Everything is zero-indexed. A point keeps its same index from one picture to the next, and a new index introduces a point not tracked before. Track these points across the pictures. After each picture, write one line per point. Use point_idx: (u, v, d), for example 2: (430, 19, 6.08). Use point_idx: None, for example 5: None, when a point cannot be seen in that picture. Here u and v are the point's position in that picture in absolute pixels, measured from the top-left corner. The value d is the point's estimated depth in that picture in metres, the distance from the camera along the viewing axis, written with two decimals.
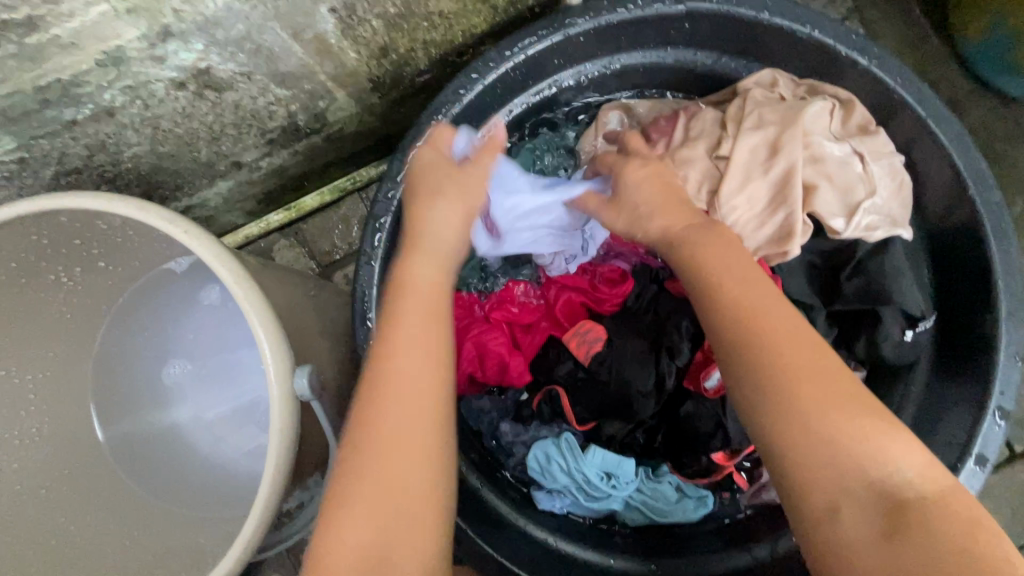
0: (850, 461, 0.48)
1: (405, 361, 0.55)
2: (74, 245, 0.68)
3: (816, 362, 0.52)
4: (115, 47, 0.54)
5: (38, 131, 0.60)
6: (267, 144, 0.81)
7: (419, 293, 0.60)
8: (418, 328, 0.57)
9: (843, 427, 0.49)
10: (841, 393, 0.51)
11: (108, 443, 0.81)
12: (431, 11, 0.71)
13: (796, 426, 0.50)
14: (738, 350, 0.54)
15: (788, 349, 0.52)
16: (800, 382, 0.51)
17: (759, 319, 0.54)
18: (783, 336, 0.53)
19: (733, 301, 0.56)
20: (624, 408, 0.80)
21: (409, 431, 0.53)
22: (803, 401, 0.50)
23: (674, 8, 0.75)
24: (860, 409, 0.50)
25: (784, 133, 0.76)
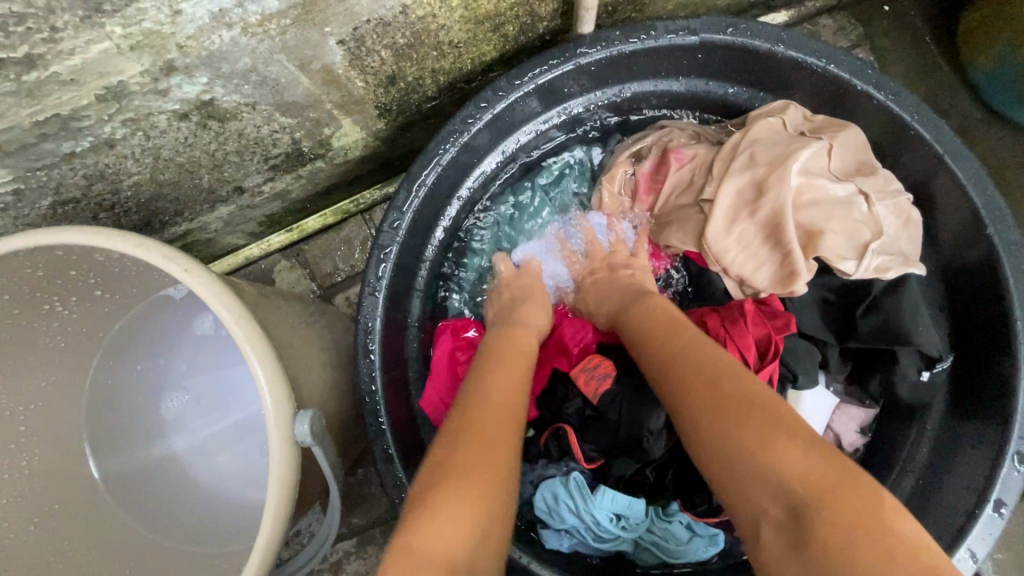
0: (751, 474, 0.47)
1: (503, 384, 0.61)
2: (70, 276, 0.66)
3: (720, 379, 0.54)
4: (116, 82, 0.52)
5: (35, 163, 0.58)
6: (270, 170, 0.79)
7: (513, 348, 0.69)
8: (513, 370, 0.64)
9: (739, 437, 0.49)
10: (743, 403, 0.50)
11: (103, 481, 0.79)
12: (441, 41, 0.69)
13: (699, 444, 0.52)
14: (670, 383, 0.59)
15: (696, 374, 0.56)
16: (699, 402, 0.53)
17: (677, 354, 0.60)
18: (694, 364, 0.58)
19: (659, 343, 0.64)
20: (635, 449, 0.76)
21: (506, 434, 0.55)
22: (701, 421, 0.52)
23: (688, 40, 0.73)
24: (761, 422, 0.48)
25: (771, 175, 0.75)
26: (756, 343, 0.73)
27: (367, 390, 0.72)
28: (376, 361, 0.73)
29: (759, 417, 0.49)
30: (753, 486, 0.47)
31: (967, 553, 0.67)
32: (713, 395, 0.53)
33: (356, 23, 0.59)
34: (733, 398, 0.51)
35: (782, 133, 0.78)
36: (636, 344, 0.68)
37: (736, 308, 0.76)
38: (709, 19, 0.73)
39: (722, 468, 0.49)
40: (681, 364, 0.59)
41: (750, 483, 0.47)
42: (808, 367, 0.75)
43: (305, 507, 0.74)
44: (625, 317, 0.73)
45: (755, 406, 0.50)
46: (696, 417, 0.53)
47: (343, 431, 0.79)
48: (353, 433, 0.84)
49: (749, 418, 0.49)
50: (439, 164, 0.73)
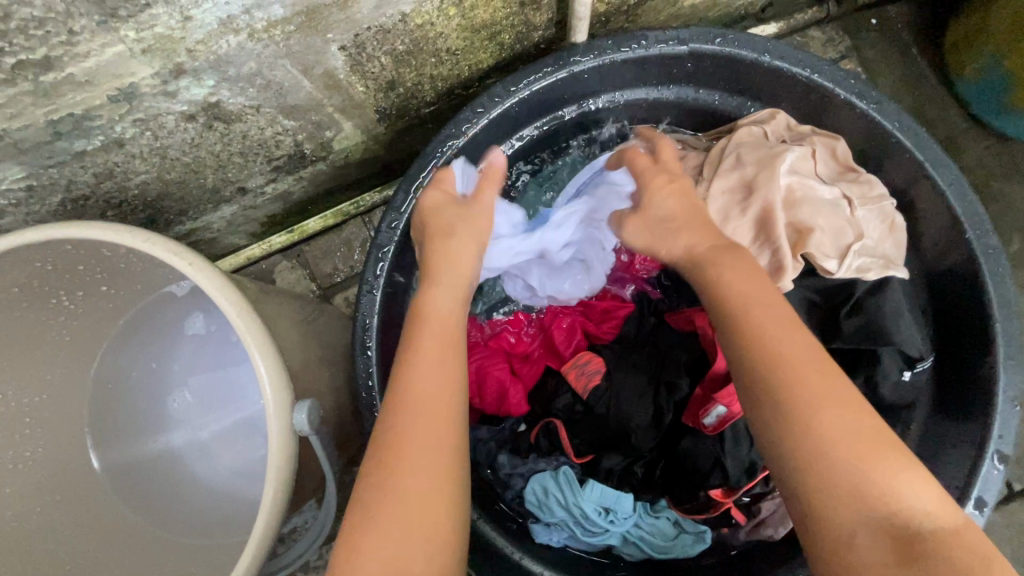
0: (871, 493, 0.47)
1: (431, 378, 0.57)
2: (77, 271, 0.68)
3: (848, 433, 0.49)
4: (128, 84, 0.55)
5: (47, 161, 0.60)
6: (273, 171, 0.82)
7: (441, 325, 0.62)
8: (442, 356, 0.59)
9: (867, 474, 0.47)
10: (856, 429, 0.49)
11: (103, 471, 0.81)
12: (439, 49, 0.72)
13: (809, 467, 0.49)
14: (787, 382, 0.51)
15: (807, 379, 0.51)
16: (817, 427, 0.49)
17: (782, 353, 0.53)
18: (806, 369, 0.52)
19: (761, 325, 0.56)
20: (622, 441, 0.80)
21: (434, 446, 0.54)
22: (818, 439, 0.49)
23: (677, 49, 0.76)
24: (888, 453, 0.49)
25: (759, 175, 0.78)
26: None
27: (364, 385, 0.74)
28: (372, 357, 0.75)
29: (881, 438, 0.50)
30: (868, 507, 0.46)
31: None
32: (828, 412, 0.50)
33: (358, 30, 0.62)
34: (855, 417, 0.50)
35: (763, 140, 0.81)
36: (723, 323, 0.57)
37: None
38: (698, 29, 0.75)
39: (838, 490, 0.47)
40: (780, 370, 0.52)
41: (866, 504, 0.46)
42: None
43: (301, 499, 0.76)
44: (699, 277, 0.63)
45: (880, 430, 0.50)
46: (806, 423, 0.50)
47: (340, 426, 0.81)
48: (349, 429, 0.86)
49: (873, 439, 0.49)
50: (437, 166, 0.76)
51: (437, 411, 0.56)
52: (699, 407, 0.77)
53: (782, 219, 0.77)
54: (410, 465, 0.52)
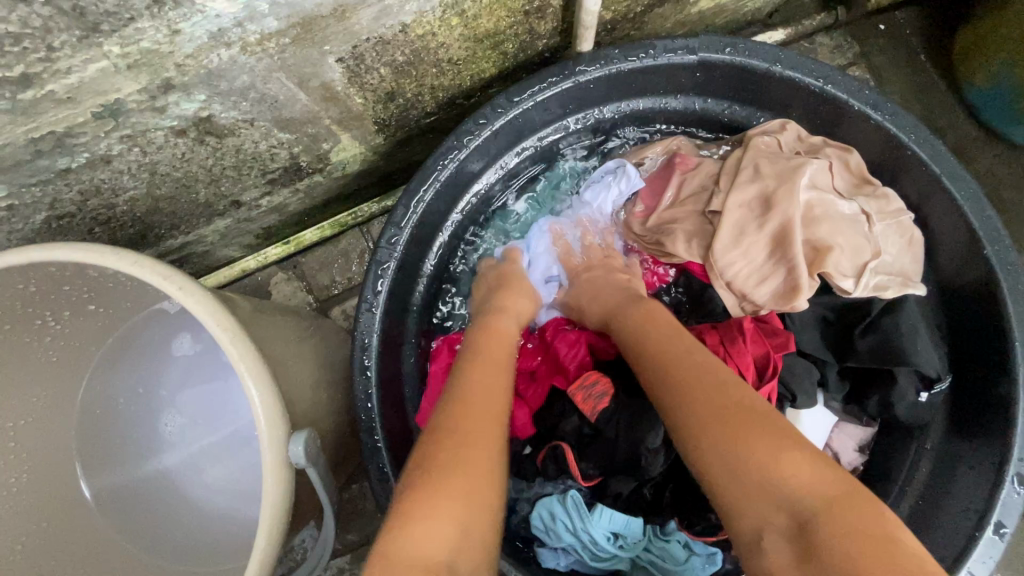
0: (752, 469, 0.48)
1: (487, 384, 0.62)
2: (63, 292, 0.65)
3: (739, 414, 0.52)
4: (113, 100, 0.52)
5: (30, 180, 0.57)
6: (267, 184, 0.79)
7: (495, 349, 0.69)
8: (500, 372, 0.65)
9: (754, 460, 0.49)
10: (744, 419, 0.51)
11: (94, 499, 0.78)
12: (440, 59, 0.70)
13: (702, 458, 0.52)
14: (682, 378, 0.58)
15: (695, 386, 0.56)
16: (700, 422, 0.53)
17: (666, 369, 0.60)
18: (693, 375, 0.58)
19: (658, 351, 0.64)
20: (633, 467, 0.75)
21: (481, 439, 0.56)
22: (700, 436, 0.53)
23: (686, 59, 0.74)
24: (772, 433, 0.50)
25: (780, 189, 0.75)
26: (754, 363, 0.73)
27: (363, 407, 0.71)
28: (372, 378, 0.72)
29: (770, 421, 0.51)
30: (751, 487, 0.48)
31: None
32: (720, 401, 0.54)
33: (356, 41, 0.59)
34: (744, 405, 0.53)
35: (779, 152, 0.78)
36: (639, 344, 0.67)
37: (735, 326, 0.76)
38: (707, 38, 0.73)
39: (725, 470, 0.50)
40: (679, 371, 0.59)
41: (750, 485, 0.48)
42: (806, 386, 0.75)
43: (299, 526, 0.73)
44: (623, 318, 0.72)
45: (767, 414, 0.52)
46: (706, 411, 0.53)
47: (339, 448, 0.79)
48: (348, 449, 0.83)
49: (759, 421, 0.51)
50: (438, 180, 0.73)
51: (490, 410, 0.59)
52: None
53: (801, 236, 0.74)
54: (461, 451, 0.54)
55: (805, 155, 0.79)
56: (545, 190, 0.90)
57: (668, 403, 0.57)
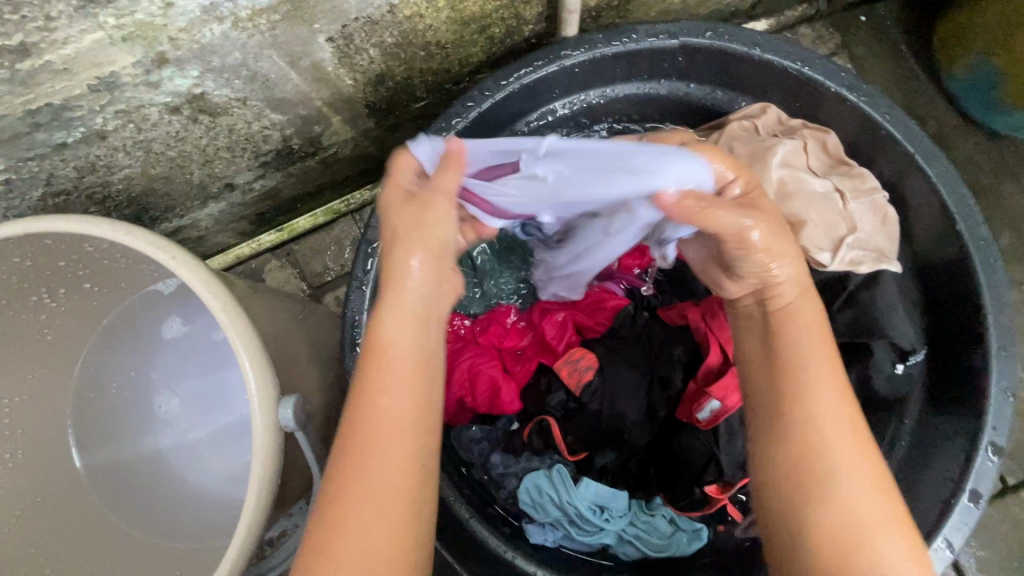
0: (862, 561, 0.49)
1: (388, 438, 0.50)
2: (59, 267, 0.67)
3: (866, 495, 0.51)
4: (109, 73, 0.54)
5: (28, 153, 0.59)
6: (260, 167, 0.81)
7: (398, 362, 0.52)
8: (404, 398, 0.51)
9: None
10: (904, 556, 0.49)
11: (85, 471, 0.80)
12: (429, 42, 0.72)
13: (826, 559, 0.49)
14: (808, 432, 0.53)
15: (856, 490, 0.50)
16: (838, 510, 0.50)
17: (818, 448, 0.52)
18: (855, 476, 0.51)
19: (821, 409, 0.53)
20: (616, 438, 0.81)
21: (381, 527, 0.48)
22: (839, 546, 0.49)
23: (668, 43, 0.76)
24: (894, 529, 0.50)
25: (752, 167, 0.78)
26: None
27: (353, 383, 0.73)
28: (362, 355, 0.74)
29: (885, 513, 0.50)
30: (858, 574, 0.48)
31: (944, 542, 0.68)
32: (852, 473, 0.51)
33: (345, 21, 0.61)
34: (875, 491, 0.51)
35: (756, 135, 0.81)
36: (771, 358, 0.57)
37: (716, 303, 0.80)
38: (687, 24, 0.75)
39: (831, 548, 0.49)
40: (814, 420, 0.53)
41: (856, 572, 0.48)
42: None
43: (289, 501, 0.74)
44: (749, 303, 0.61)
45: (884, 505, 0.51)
46: (828, 482, 0.51)
47: (330, 425, 0.80)
48: None
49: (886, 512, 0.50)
50: None
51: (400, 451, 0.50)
52: (692, 402, 0.78)
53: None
54: (348, 546, 0.47)
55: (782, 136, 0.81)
56: None
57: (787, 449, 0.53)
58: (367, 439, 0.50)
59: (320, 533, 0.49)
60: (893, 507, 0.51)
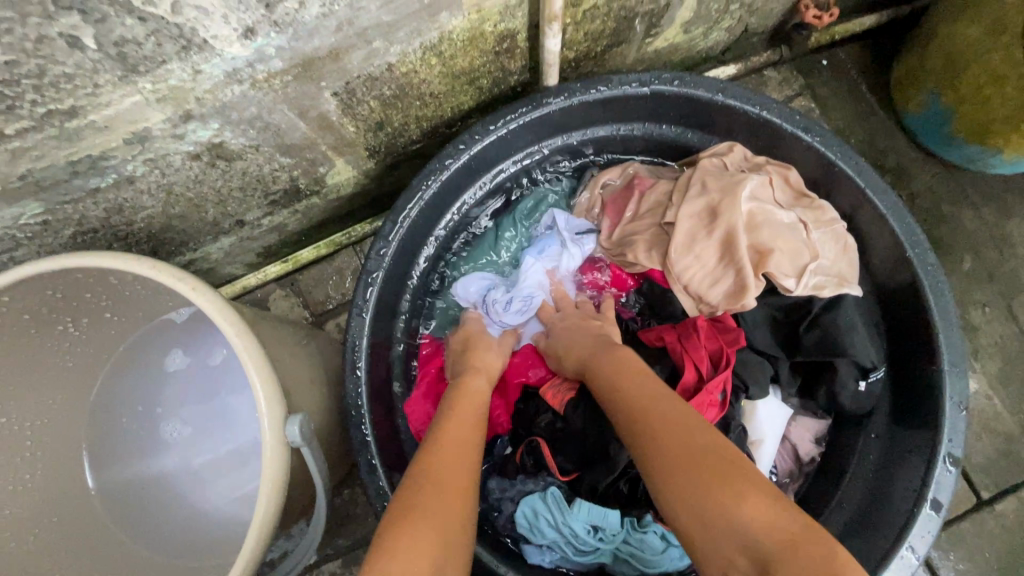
0: (705, 506, 0.53)
1: (467, 425, 0.69)
2: (85, 298, 0.73)
3: (682, 438, 0.59)
4: (142, 128, 0.61)
5: (64, 198, 0.66)
6: (269, 205, 0.88)
7: (475, 402, 0.75)
8: (467, 417, 0.71)
9: (706, 504, 0.53)
10: (699, 458, 0.56)
11: (98, 490, 0.84)
12: (423, 92, 0.80)
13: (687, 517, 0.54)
14: (633, 412, 0.66)
15: (658, 427, 0.62)
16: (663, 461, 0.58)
17: (641, 421, 0.64)
18: (665, 428, 0.61)
19: (626, 398, 0.68)
20: (603, 458, 0.82)
21: (456, 488, 0.59)
22: (664, 478, 0.57)
23: (640, 90, 0.84)
24: (722, 470, 0.55)
25: (723, 201, 0.85)
26: (709, 356, 0.83)
27: (353, 404, 0.78)
28: (362, 377, 0.79)
29: (715, 456, 0.56)
30: (704, 526, 0.53)
31: (909, 550, 0.72)
32: (670, 422, 0.62)
33: (348, 78, 0.69)
34: (689, 429, 0.60)
35: (724, 170, 0.89)
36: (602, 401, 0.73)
37: (691, 324, 0.86)
38: (658, 73, 0.83)
39: (671, 498, 0.56)
40: (639, 410, 0.65)
41: (701, 523, 0.53)
42: (759, 380, 0.84)
43: (292, 517, 0.79)
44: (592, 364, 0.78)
45: (711, 448, 0.57)
46: (659, 444, 0.60)
47: (332, 445, 0.85)
48: (340, 448, 0.89)
49: (709, 449, 0.57)
50: (422, 198, 0.82)
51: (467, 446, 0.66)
52: None
53: (744, 241, 0.84)
54: (443, 479, 0.60)
55: (749, 171, 0.89)
56: (523, 211, 0.98)
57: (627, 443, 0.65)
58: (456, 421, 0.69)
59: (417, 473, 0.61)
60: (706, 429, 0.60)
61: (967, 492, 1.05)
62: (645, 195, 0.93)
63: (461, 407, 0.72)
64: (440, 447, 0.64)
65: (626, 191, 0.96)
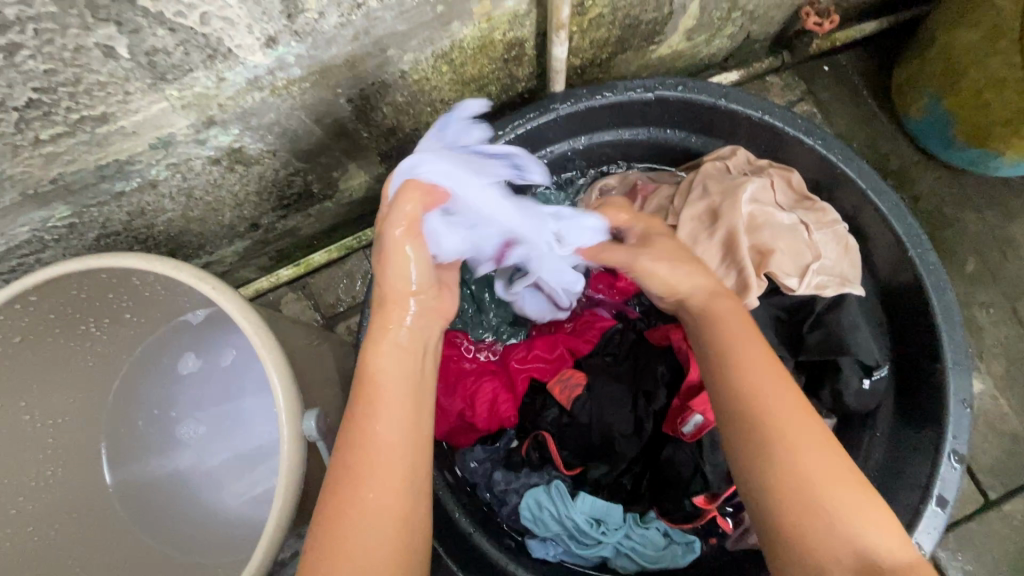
0: (835, 518, 0.53)
1: (388, 438, 0.57)
2: (107, 298, 0.75)
3: (813, 436, 0.57)
4: (167, 133, 0.64)
5: (91, 201, 0.68)
6: (284, 209, 0.90)
7: (392, 384, 0.61)
8: (399, 411, 0.59)
9: (830, 508, 0.53)
10: (831, 465, 0.56)
11: (116, 487, 0.86)
12: (434, 99, 0.82)
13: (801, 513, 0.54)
14: (757, 389, 0.60)
15: (784, 413, 0.58)
16: (791, 456, 0.56)
17: (767, 411, 0.58)
18: (794, 423, 0.57)
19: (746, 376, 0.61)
20: (607, 451, 0.87)
21: (390, 525, 0.54)
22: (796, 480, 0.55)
23: (645, 96, 0.86)
24: (854, 486, 0.55)
25: (724, 203, 0.87)
26: None
27: None
28: None
29: (848, 471, 0.56)
30: (822, 530, 0.53)
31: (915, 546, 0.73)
32: (802, 415, 0.58)
33: (363, 85, 0.72)
34: (823, 429, 0.58)
35: (727, 173, 0.90)
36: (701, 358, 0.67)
37: None
38: (662, 79, 0.85)
39: (793, 494, 0.54)
40: (764, 390, 0.60)
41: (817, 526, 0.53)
42: None
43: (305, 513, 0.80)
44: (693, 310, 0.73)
45: (845, 462, 0.57)
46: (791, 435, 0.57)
47: None
48: None
49: (837, 459, 0.56)
50: None
51: (395, 459, 0.57)
52: (677, 417, 0.83)
53: (746, 242, 0.86)
54: (359, 537, 0.52)
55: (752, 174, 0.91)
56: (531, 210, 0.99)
57: (735, 413, 0.60)
58: (372, 428, 0.57)
59: (331, 510, 0.54)
60: (822, 431, 0.58)
61: (974, 493, 1.05)
62: (649, 198, 0.96)
63: (389, 395, 0.60)
64: (364, 468, 0.55)
65: (630, 195, 0.98)
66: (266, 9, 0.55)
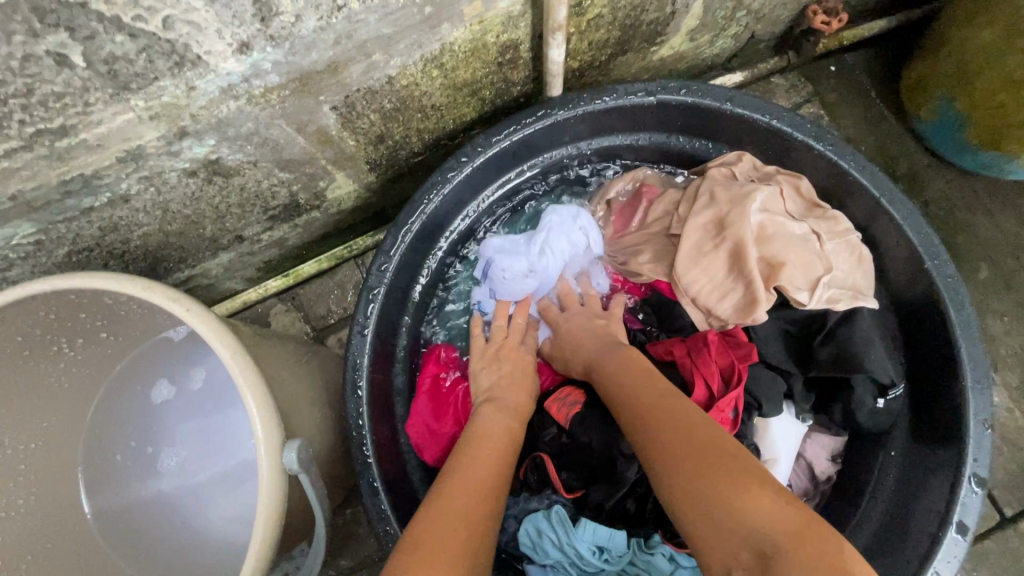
0: (693, 475, 0.52)
1: (482, 464, 0.65)
2: (79, 318, 0.71)
3: (671, 422, 0.60)
4: (136, 146, 0.60)
5: (57, 217, 0.64)
6: (268, 220, 0.86)
7: (496, 435, 0.72)
8: (495, 448, 0.69)
9: (684, 461, 0.54)
10: (686, 435, 0.57)
11: (96, 516, 0.82)
12: (424, 105, 0.78)
13: (677, 481, 0.54)
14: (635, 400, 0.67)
15: (651, 410, 0.64)
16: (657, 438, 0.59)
17: (634, 408, 0.66)
18: (649, 403, 0.65)
19: (626, 392, 0.70)
20: (609, 472, 0.80)
21: (476, 507, 0.58)
22: (664, 478, 0.55)
23: (646, 100, 0.82)
24: (714, 453, 0.53)
25: (732, 212, 0.83)
26: (720, 372, 0.80)
27: (354, 424, 0.75)
28: (363, 397, 0.76)
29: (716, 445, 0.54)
30: (699, 506, 0.50)
31: None
32: (656, 402, 0.65)
33: (347, 92, 0.68)
34: (673, 414, 0.61)
35: (733, 181, 0.86)
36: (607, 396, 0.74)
37: (701, 338, 0.83)
38: (664, 82, 0.81)
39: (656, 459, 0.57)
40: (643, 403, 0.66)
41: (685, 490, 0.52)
42: (773, 396, 0.81)
43: (291, 542, 0.76)
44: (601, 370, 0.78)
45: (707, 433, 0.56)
46: (651, 422, 0.62)
47: (332, 466, 0.82)
48: (342, 468, 0.87)
49: (694, 427, 0.58)
50: (424, 212, 0.80)
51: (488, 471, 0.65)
52: None
53: (754, 253, 0.82)
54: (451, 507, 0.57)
55: (759, 182, 0.87)
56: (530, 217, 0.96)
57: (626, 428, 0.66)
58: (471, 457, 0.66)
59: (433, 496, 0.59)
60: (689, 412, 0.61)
61: (989, 510, 1.01)
62: (653, 205, 0.92)
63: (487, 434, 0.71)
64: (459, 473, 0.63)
65: (634, 200, 0.94)
66: (236, 12, 0.51)
